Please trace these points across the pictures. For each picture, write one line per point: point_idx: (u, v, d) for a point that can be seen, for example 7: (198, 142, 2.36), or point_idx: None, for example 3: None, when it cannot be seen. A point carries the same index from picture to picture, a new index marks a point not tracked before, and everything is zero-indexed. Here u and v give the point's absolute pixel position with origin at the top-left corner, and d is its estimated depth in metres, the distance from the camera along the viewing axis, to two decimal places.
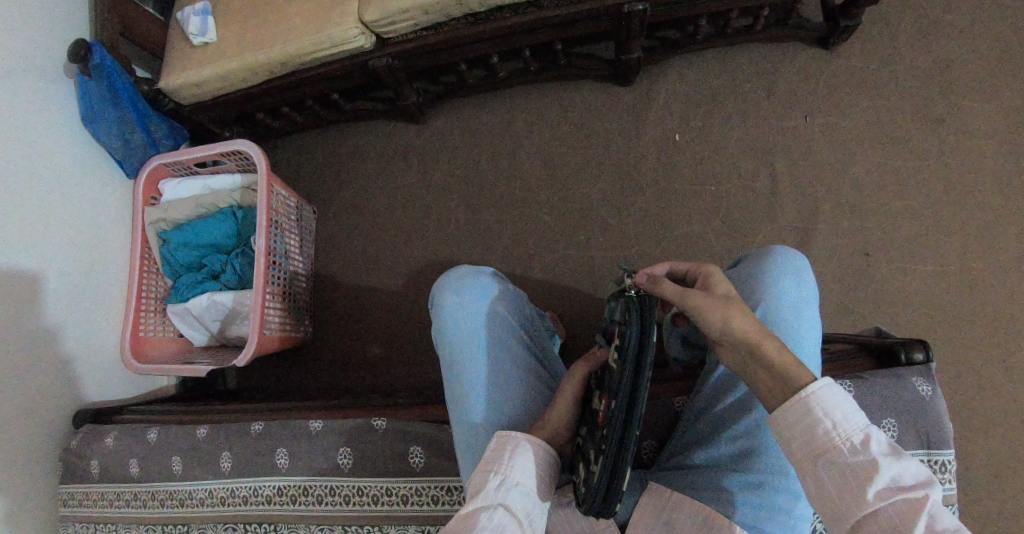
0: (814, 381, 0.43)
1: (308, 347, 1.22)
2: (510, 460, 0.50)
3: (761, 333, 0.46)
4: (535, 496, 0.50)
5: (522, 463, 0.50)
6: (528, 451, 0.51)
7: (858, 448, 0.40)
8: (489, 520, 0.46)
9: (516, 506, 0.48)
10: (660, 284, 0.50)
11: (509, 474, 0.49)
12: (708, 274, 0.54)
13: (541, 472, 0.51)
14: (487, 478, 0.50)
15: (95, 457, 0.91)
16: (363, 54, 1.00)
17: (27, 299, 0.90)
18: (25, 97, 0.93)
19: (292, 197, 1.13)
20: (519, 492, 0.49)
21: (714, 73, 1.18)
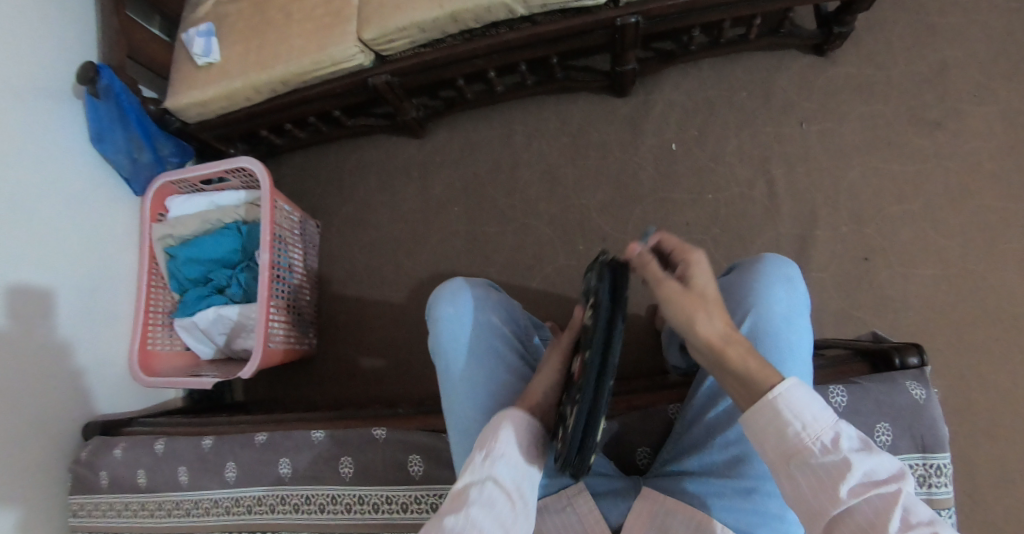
0: (781, 382, 0.44)
1: (313, 359, 1.24)
2: (495, 434, 0.52)
3: (723, 339, 0.47)
4: (522, 466, 0.51)
5: (506, 436, 0.52)
6: (511, 424, 0.53)
7: (830, 447, 0.40)
8: (478, 493, 0.47)
9: (504, 477, 0.49)
10: (650, 268, 0.53)
11: (494, 448, 0.51)
12: (691, 263, 0.54)
13: (526, 443, 0.53)
14: (474, 455, 0.51)
15: (104, 469, 0.92)
16: (363, 72, 1.03)
17: (39, 316, 0.92)
18: (36, 119, 0.96)
19: (295, 212, 1.15)
20: (506, 464, 0.50)
21: (710, 82, 1.19)
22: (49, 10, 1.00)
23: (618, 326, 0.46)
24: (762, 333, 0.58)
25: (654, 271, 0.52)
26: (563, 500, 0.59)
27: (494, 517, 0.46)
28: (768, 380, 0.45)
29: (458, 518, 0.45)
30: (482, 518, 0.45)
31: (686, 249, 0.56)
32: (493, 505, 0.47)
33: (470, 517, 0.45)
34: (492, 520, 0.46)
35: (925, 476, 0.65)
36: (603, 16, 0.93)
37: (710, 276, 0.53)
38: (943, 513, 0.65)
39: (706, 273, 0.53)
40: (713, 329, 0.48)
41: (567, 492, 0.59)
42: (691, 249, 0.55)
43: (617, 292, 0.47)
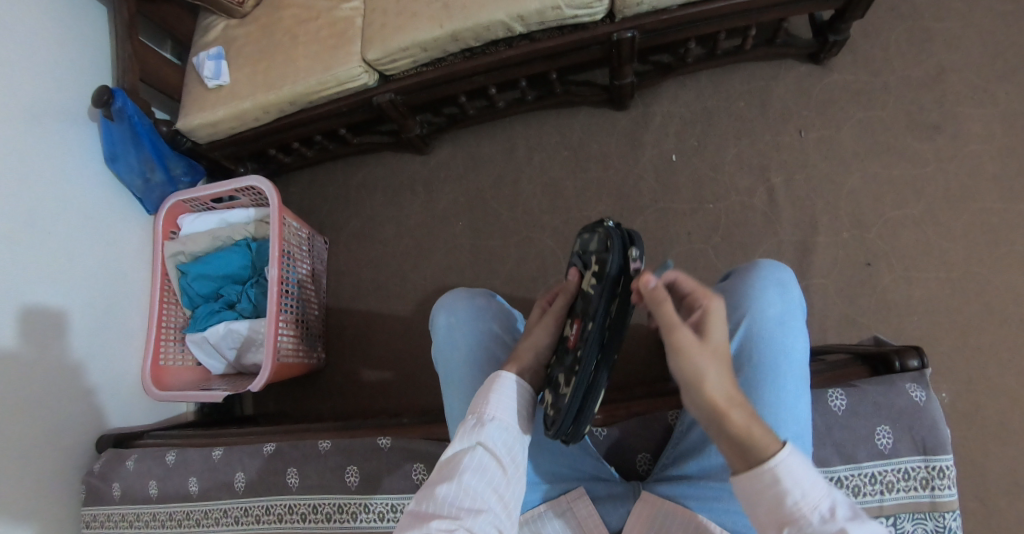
0: (779, 448, 0.42)
1: (321, 373, 1.25)
2: (486, 399, 0.53)
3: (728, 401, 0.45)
4: (513, 429, 0.52)
5: (497, 400, 0.53)
6: (502, 389, 0.54)
7: (827, 517, 0.39)
8: (470, 460, 0.50)
9: (494, 440, 0.51)
10: (663, 307, 0.48)
11: (485, 413, 0.52)
12: (710, 315, 0.51)
13: (516, 404, 0.54)
14: (466, 420, 0.53)
15: (117, 480, 0.94)
16: (368, 91, 1.06)
17: (52, 334, 0.95)
18: (52, 143, 1.00)
19: (303, 228, 1.17)
20: (496, 426, 0.52)
21: (708, 93, 1.21)
22: (66, 38, 1.05)
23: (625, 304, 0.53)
24: (757, 334, 0.60)
25: (669, 313, 0.48)
26: (563, 505, 0.60)
27: (486, 482, 0.49)
28: (765, 446, 0.43)
29: (451, 486, 0.48)
30: (474, 485, 0.48)
31: (706, 294, 0.52)
32: (485, 471, 0.49)
33: (463, 485, 0.48)
34: (484, 485, 0.48)
35: (927, 478, 0.65)
36: (599, 31, 0.96)
37: (723, 331, 0.50)
38: (948, 516, 0.64)
39: (722, 324, 0.50)
40: (721, 389, 0.45)
41: (567, 496, 0.60)
42: (710, 294, 0.52)
43: (626, 271, 0.54)
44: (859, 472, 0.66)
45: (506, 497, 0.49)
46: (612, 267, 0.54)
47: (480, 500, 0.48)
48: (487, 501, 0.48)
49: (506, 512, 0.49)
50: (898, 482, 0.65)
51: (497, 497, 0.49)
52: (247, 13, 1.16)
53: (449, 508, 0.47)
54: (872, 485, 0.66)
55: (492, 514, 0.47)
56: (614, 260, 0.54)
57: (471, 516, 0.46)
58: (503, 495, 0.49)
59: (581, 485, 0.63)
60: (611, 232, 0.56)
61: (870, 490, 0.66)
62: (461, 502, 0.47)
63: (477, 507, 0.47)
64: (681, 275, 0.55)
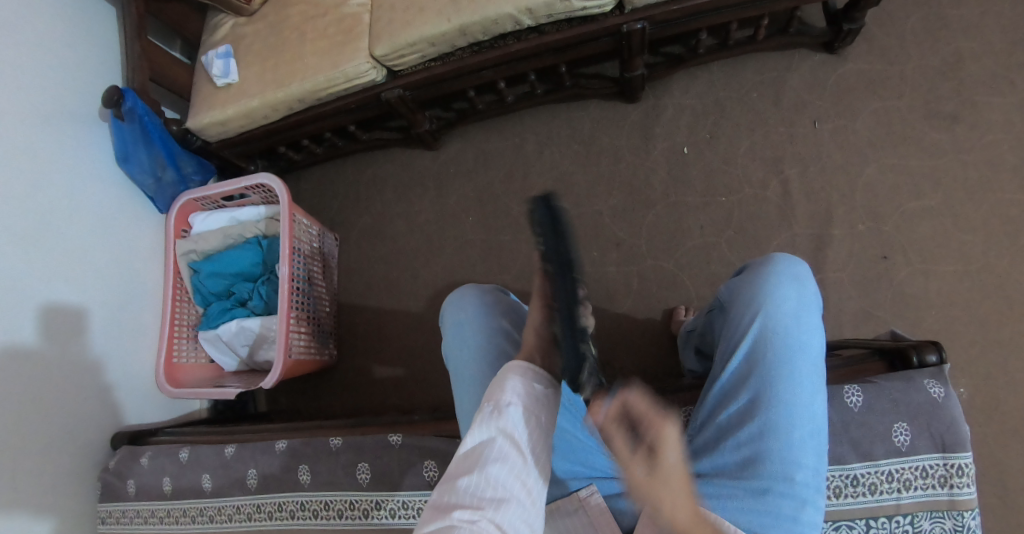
0: None
1: (332, 369, 1.26)
2: (504, 384, 0.51)
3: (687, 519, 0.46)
4: (534, 414, 0.50)
5: (513, 384, 0.51)
6: (519, 373, 0.52)
7: None
8: (491, 449, 0.47)
9: (515, 426, 0.48)
10: (614, 443, 0.47)
11: (502, 400, 0.49)
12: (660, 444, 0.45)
13: (535, 386, 0.52)
14: (484, 407, 0.50)
15: (133, 477, 0.95)
16: (376, 87, 1.06)
17: (69, 333, 0.96)
18: (65, 144, 1.01)
19: (314, 225, 1.18)
20: (516, 412, 0.49)
21: (720, 85, 1.19)
22: (77, 40, 1.06)
23: (557, 257, 0.59)
24: (774, 329, 0.58)
25: (620, 454, 0.47)
26: (575, 502, 0.60)
27: (508, 471, 0.47)
28: None
29: (472, 477, 0.46)
30: (496, 474, 0.46)
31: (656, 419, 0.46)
32: (506, 460, 0.47)
33: (485, 475, 0.46)
34: (508, 474, 0.46)
35: (946, 476, 0.64)
36: (608, 23, 0.95)
37: (676, 454, 0.46)
38: (967, 514, 0.63)
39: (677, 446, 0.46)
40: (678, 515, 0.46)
41: (579, 494, 0.60)
42: (663, 421, 0.46)
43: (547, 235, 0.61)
44: (876, 470, 0.65)
45: (529, 484, 0.47)
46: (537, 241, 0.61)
47: (503, 490, 0.45)
48: (510, 490, 0.46)
49: (529, 498, 0.47)
50: (915, 480, 0.64)
51: (520, 484, 0.47)
52: (255, 11, 1.16)
53: (470, 499, 0.44)
54: (889, 482, 0.65)
55: (517, 504, 0.45)
56: (535, 235, 0.62)
57: (494, 506, 0.44)
58: (525, 481, 0.47)
59: (594, 483, 0.63)
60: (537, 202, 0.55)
61: (887, 488, 0.65)
62: (483, 493, 0.45)
63: (500, 497, 0.45)
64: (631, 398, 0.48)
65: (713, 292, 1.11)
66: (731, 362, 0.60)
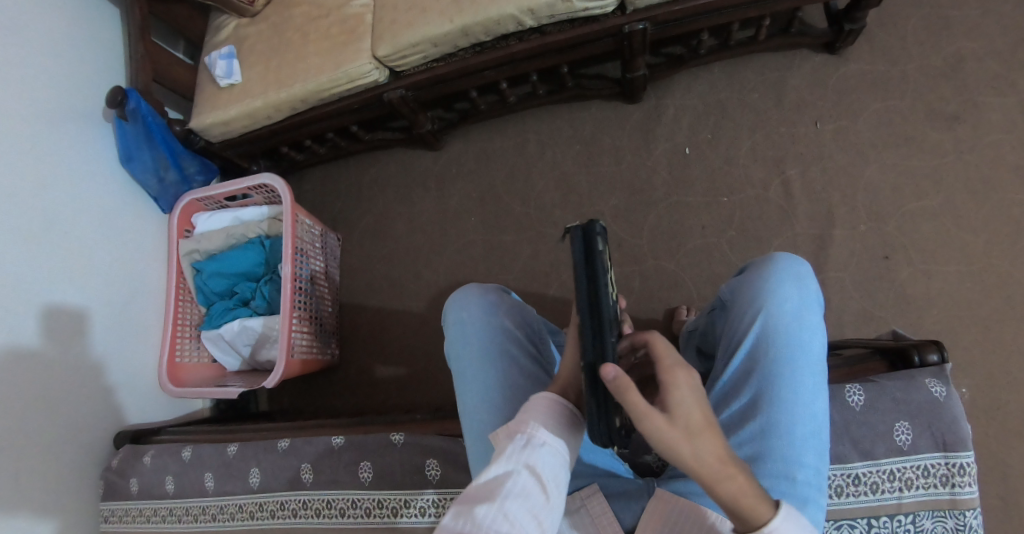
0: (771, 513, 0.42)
1: (334, 369, 1.26)
2: (539, 419, 0.50)
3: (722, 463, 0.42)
4: (561, 456, 0.48)
5: (547, 420, 0.50)
6: (555, 412, 0.51)
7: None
8: (514, 483, 0.45)
9: (543, 465, 0.46)
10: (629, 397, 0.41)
11: (536, 436, 0.48)
12: (671, 384, 0.43)
13: (564, 429, 0.50)
14: (513, 439, 0.49)
15: (135, 476, 0.96)
16: (378, 88, 1.06)
17: (72, 333, 0.97)
18: (68, 144, 1.01)
19: (316, 225, 1.18)
20: (546, 452, 0.47)
21: (721, 85, 1.19)
22: (80, 40, 1.07)
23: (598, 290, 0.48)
24: (774, 328, 0.59)
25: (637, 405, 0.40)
26: (576, 502, 0.59)
27: (527, 508, 0.43)
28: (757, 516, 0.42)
29: (491, 509, 0.42)
30: (515, 510, 0.43)
31: (669, 366, 0.44)
32: (527, 496, 0.44)
33: (504, 508, 0.43)
34: (526, 513, 0.43)
35: (947, 475, 0.64)
36: (610, 24, 0.95)
37: (690, 396, 0.43)
38: (969, 514, 0.63)
39: (692, 385, 0.44)
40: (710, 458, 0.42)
41: (581, 493, 0.59)
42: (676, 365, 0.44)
43: (593, 260, 0.48)
44: (877, 469, 0.65)
45: (546, 528, 0.44)
46: (578, 259, 0.50)
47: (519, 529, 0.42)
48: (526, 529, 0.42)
49: None
50: (917, 479, 0.64)
51: (537, 528, 0.43)
52: (258, 12, 1.16)
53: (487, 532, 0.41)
54: (891, 482, 0.65)
55: None
56: (576, 252, 0.49)
57: None
58: (542, 526, 0.44)
59: (596, 482, 0.63)
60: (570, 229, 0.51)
61: (888, 487, 0.65)
62: (499, 528, 0.41)
63: None
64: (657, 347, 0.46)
65: (714, 292, 1.11)
66: (732, 362, 0.61)
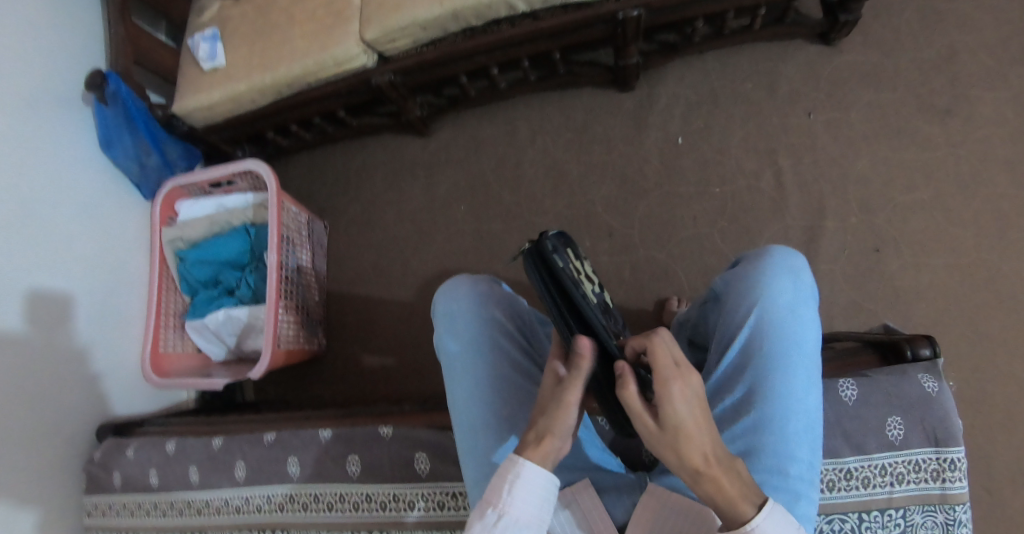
0: (757, 510, 0.42)
1: (321, 359, 1.25)
2: (509, 495, 0.47)
3: (706, 470, 0.41)
4: (530, 531, 0.47)
5: (519, 493, 0.47)
6: (529, 484, 0.47)
7: None
8: None
9: None
10: (626, 397, 0.42)
11: (504, 514, 0.47)
12: (663, 396, 0.41)
13: (540, 495, 0.48)
14: (483, 513, 0.48)
15: (118, 470, 0.94)
16: (367, 72, 1.03)
17: (54, 322, 0.94)
18: (47, 127, 0.97)
19: (303, 212, 1.15)
20: (514, 531, 0.47)
21: (715, 75, 1.18)
22: (57, 18, 1.02)
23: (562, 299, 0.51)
24: (768, 322, 0.58)
25: (632, 404, 0.42)
26: (568, 497, 0.59)
27: None
28: (739, 514, 0.42)
29: None
30: None
31: (668, 372, 0.42)
32: None
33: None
34: None
35: (938, 470, 0.64)
36: (603, 10, 0.92)
37: (689, 407, 0.41)
38: (958, 508, 0.63)
39: (688, 398, 0.41)
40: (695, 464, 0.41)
41: (572, 488, 0.59)
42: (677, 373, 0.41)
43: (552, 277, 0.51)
44: (870, 464, 0.65)
45: None
46: (542, 279, 0.51)
47: None
48: None
49: None
50: (908, 474, 0.64)
51: None
52: None
53: None
54: (883, 476, 0.65)
55: None
56: (538, 273, 0.51)
57: None
58: None
59: (588, 477, 0.62)
60: (525, 254, 0.52)
61: (880, 481, 0.65)
62: None
63: None
64: (659, 352, 0.42)
65: (706, 283, 1.10)
66: (726, 354, 0.60)
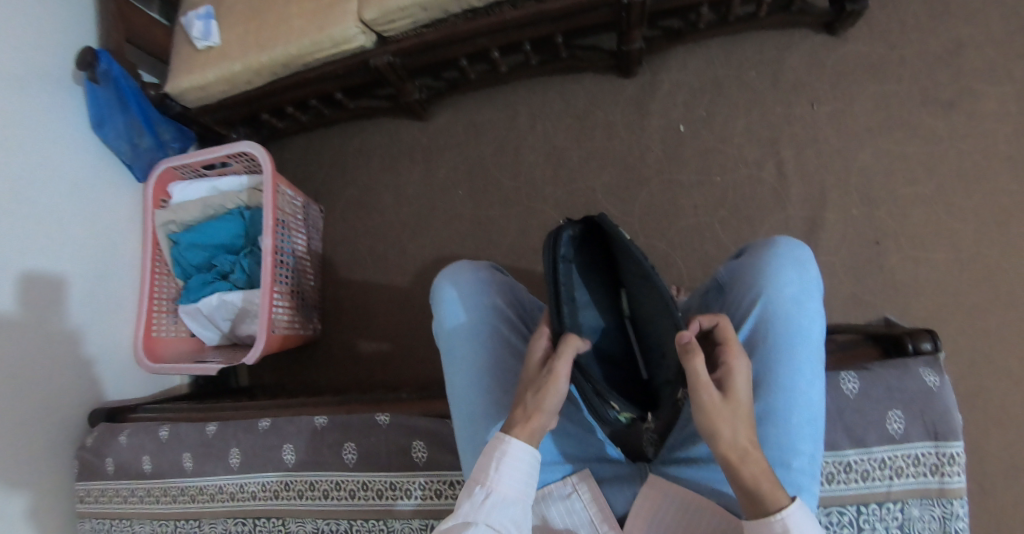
0: (790, 501, 0.44)
1: (317, 345, 1.24)
2: (497, 471, 0.49)
3: (752, 445, 0.45)
4: (518, 507, 0.49)
5: (505, 469, 0.49)
6: (516, 459, 0.49)
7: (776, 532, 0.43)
8: None
9: (500, 521, 0.47)
10: (696, 365, 0.43)
11: (493, 488, 0.49)
12: (730, 371, 0.47)
13: (526, 471, 0.50)
14: (473, 491, 0.50)
15: (111, 455, 0.93)
16: (365, 53, 1.01)
17: (44, 307, 0.92)
18: (36, 105, 0.95)
19: (298, 196, 1.13)
20: (504, 506, 0.48)
21: (718, 62, 1.16)
22: None
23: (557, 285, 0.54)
24: (772, 314, 0.57)
25: (699, 372, 0.43)
26: (567, 487, 0.59)
27: None
28: (776, 498, 0.44)
29: None
30: None
31: (732, 350, 0.48)
32: None
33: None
34: None
35: (937, 464, 0.64)
36: None
37: (747, 387, 0.47)
38: (956, 502, 0.63)
39: (747, 379, 0.47)
40: (740, 440, 0.44)
41: (571, 479, 0.59)
42: (739, 352, 0.48)
43: (557, 262, 0.54)
44: (869, 457, 0.65)
45: None
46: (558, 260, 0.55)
47: None
48: None
49: None
50: (907, 468, 0.64)
51: None
52: None
53: None
54: (882, 469, 0.65)
55: None
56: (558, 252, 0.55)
57: None
58: None
59: (587, 467, 0.61)
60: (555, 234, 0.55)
61: (879, 474, 0.65)
62: None
63: None
64: (722, 327, 0.49)
65: (705, 273, 1.10)
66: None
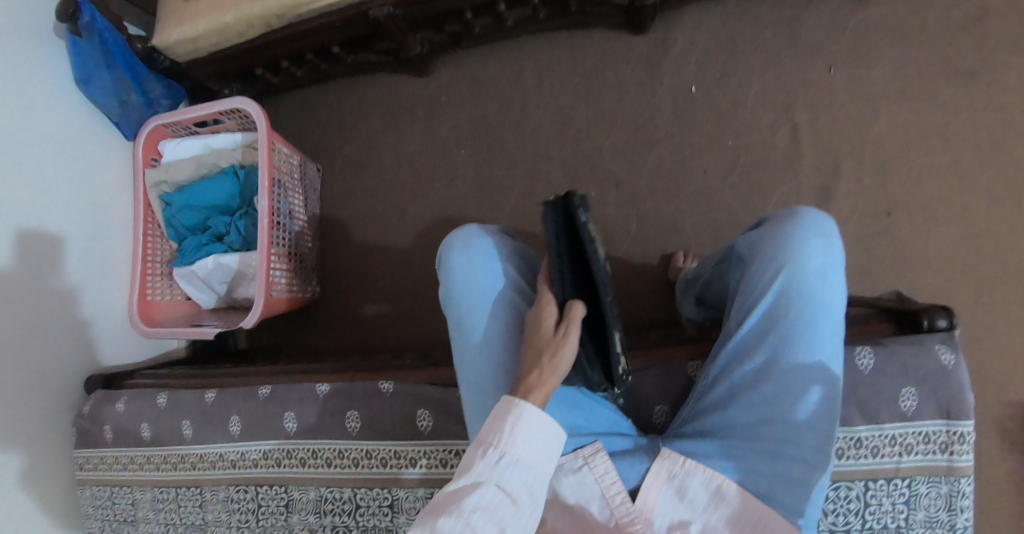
0: None
1: (316, 309, 1.22)
2: (511, 433, 0.48)
3: None
4: (530, 471, 0.48)
5: (518, 432, 0.48)
6: (531, 423, 0.48)
7: None
8: (478, 499, 0.44)
9: (511, 485, 0.46)
10: None
11: (506, 450, 0.47)
12: None
13: (540, 436, 0.49)
14: (484, 453, 0.48)
15: (110, 422, 0.92)
16: (364, 3, 0.94)
17: (34, 274, 0.89)
18: (16, 60, 0.89)
19: (294, 155, 1.09)
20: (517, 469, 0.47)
21: (735, 19, 1.10)
22: None
23: (584, 231, 0.51)
24: (795, 289, 0.55)
25: None
26: (579, 460, 0.58)
27: (492, 519, 0.44)
28: None
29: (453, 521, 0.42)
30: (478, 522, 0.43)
31: None
32: (493, 509, 0.44)
33: (467, 520, 0.42)
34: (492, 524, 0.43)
35: (947, 443, 0.63)
36: None
37: None
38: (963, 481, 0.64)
39: None
40: None
41: (584, 452, 0.58)
42: None
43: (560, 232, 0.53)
44: (880, 433, 0.65)
45: None
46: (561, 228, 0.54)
47: None
48: None
49: None
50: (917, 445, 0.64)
51: None
52: None
53: None
54: (891, 446, 0.64)
55: None
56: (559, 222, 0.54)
57: None
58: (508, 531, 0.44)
59: (598, 439, 0.60)
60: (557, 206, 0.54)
61: (889, 451, 0.64)
62: None
63: None
64: None
65: (713, 241, 1.07)
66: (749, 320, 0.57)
